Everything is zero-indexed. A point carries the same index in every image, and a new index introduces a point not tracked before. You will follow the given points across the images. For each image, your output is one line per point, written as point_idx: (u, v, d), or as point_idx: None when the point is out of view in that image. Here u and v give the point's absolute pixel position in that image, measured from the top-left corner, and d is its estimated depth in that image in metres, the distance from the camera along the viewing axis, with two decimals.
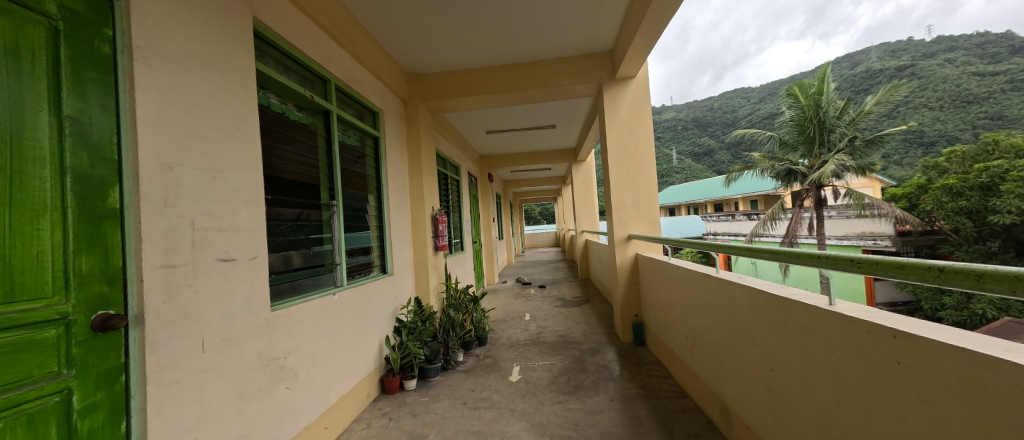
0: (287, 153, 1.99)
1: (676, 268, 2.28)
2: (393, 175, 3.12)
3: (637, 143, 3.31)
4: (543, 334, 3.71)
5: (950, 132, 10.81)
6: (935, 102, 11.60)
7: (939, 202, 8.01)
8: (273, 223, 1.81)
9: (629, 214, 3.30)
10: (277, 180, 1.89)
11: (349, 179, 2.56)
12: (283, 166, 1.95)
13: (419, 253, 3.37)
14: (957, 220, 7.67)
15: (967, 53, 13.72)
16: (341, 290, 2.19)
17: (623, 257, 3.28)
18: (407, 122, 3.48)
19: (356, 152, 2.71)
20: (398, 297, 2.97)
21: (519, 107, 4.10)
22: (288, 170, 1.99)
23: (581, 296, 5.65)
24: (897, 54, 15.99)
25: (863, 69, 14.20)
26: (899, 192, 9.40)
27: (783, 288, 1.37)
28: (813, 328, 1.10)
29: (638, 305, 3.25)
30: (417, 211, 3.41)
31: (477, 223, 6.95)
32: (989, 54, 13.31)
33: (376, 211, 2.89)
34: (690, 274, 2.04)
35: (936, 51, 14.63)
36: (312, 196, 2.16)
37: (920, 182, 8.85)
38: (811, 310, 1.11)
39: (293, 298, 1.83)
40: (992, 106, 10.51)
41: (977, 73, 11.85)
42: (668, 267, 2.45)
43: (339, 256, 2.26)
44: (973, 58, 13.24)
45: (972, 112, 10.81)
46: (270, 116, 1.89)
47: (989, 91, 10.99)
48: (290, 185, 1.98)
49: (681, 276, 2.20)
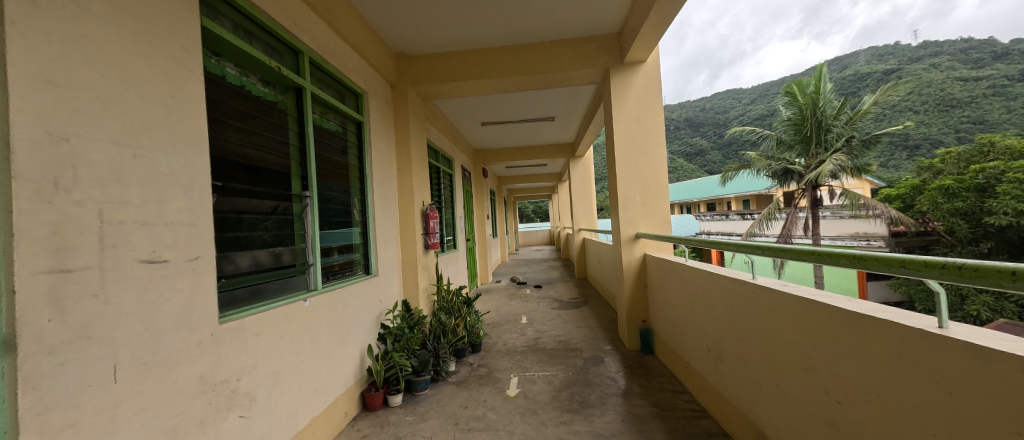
0: (250, 133, 1.67)
1: (697, 273, 2.03)
2: (379, 165, 2.80)
3: (647, 135, 3.05)
4: (541, 340, 3.45)
5: (933, 135, 10.98)
6: (919, 105, 11.62)
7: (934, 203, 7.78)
8: (230, 217, 1.49)
9: (636, 211, 3.05)
10: (237, 165, 1.57)
11: (327, 168, 2.25)
12: (245, 148, 1.63)
13: (407, 252, 3.08)
14: (952, 222, 7.47)
15: (952, 58, 13.76)
16: (315, 294, 1.90)
17: (630, 258, 3.04)
18: (395, 108, 3.16)
19: (336, 138, 2.40)
20: (383, 301, 2.68)
21: (517, 95, 3.81)
22: (252, 154, 1.67)
23: (579, 297, 5.41)
24: (885, 57, 16.07)
25: (852, 72, 14.21)
26: (893, 193, 9.37)
27: (851, 301, 1.15)
28: (922, 358, 0.85)
29: (645, 310, 3.01)
30: (406, 206, 3.10)
31: (471, 220, 6.65)
32: (973, 60, 13.37)
33: (360, 205, 2.58)
34: (717, 279, 1.80)
35: (923, 55, 14.72)
36: (281, 186, 1.84)
37: (915, 183, 8.82)
38: (922, 336, 0.85)
39: (254, 306, 1.53)
40: (974, 110, 10.47)
41: (960, 79, 11.84)
42: (685, 270, 2.21)
43: (313, 255, 1.96)
44: (959, 63, 13.30)
45: (955, 116, 10.75)
46: (228, 88, 1.57)
47: (973, 96, 10.93)
48: (254, 171, 1.67)
49: (703, 282, 1.96)
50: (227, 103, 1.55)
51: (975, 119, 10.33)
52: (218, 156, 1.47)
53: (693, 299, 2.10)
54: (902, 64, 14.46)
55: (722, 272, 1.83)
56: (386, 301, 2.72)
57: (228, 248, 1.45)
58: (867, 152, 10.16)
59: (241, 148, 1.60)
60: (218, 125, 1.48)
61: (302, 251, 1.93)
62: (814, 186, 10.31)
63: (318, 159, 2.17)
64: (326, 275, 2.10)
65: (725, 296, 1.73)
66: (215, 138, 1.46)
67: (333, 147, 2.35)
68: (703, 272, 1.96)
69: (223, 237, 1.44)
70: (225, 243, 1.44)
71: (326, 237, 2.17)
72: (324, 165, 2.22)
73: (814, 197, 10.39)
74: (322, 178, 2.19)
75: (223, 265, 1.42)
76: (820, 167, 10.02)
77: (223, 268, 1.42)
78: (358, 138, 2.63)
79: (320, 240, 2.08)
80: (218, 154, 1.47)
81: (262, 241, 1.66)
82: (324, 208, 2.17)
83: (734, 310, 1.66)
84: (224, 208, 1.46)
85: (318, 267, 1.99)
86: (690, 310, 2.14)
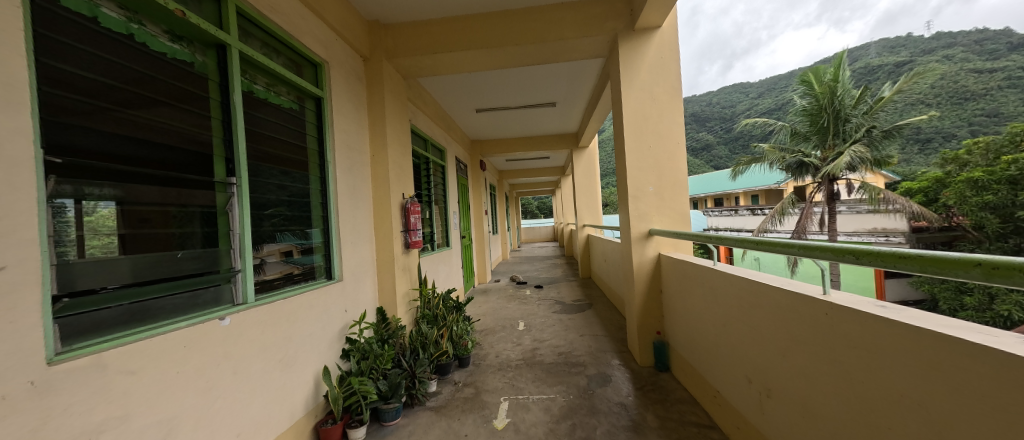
0: (149, 100, 1.29)
1: (732, 281, 1.58)
2: (345, 149, 2.35)
3: (662, 114, 2.58)
4: (539, 352, 3.02)
5: (948, 128, 10.38)
6: (933, 98, 10.89)
7: (962, 197, 7.11)
8: (148, 211, 1.29)
9: (649, 204, 2.59)
10: (120, 138, 1.20)
11: (267, 150, 1.81)
12: (141, 121, 1.26)
13: (383, 251, 2.66)
14: (981, 216, 6.66)
15: (967, 49, 12.49)
16: (243, 309, 1.48)
17: (642, 260, 2.59)
18: (368, 82, 2.67)
19: (285, 115, 1.97)
20: (350, 310, 2.27)
21: (511, 71, 3.34)
22: (153, 128, 1.30)
23: (583, 299, 4.97)
24: (896, 49, 15.11)
25: (862, 64, 13.45)
26: (915, 186, 8.76)
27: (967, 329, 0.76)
28: None
29: (660, 319, 2.57)
30: (381, 199, 2.66)
31: (466, 216, 6.23)
32: (988, 51, 11.97)
33: (321, 197, 2.16)
34: (768, 293, 1.34)
35: (936, 46, 13.76)
36: (193, 170, 1.43)
37: (939, 176, 8.14)
38: None
39: (134, 332, 1.13)
40: (989, 102, 9.53)
41: (973, 70, 10.73)
42: (715, 278, 1.75)
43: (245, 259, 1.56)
44: (975, 53, 12.12)
45: (969, 109, 9.86)
46: (111, 38, 1.18)
47: (987, 88, 9.98)
48: (152, 149, 1.30)
49: (741, 293, 1.51)
50: (109, 59, 1.17)
51: (990, 112, 9.38)
52: (78, 123, 1.07)
53: (726, 314, 1.65)
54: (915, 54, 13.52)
55: (772, 280, 1.38)
56: (354, 309, 2.31)
57: (137, 249, 1.24)
58: (888, 144, 9.54)
59: (129, 118, 1.23)
60: (90, 86, 1.11)
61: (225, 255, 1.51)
62: (831, 180, 9.69)
63: (254, 138, 1.72)
64: (263, 283, 1.68)
65: (775, 314, 1.29)
66: (94, 105, 1.12)
67: (279, 125, 1.92)
68: (739, 279, 1.52)
69: (132, 236, 1.23)
70: (135, 242, 1.24)
71: (285, 234, 1.88)
72: (258, 144, 1.75)
73: (831, 191, 9.80)
74: (259, 161, 1.74)
75: (86, 275, 1.07)
76: (838, 159, 9.40)
77: (76, 282, 1.04)
78: (319, 117, 2.20)
79: (256, 238, 1.66)
80: (99, 125, 1.13)
81: (196, 240, 1.43)
82: (266, 200, 1.75)
83: (790, 335, 1.22)
84: (136, 201, 1.25)
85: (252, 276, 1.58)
86: (721, 325, 1.71)
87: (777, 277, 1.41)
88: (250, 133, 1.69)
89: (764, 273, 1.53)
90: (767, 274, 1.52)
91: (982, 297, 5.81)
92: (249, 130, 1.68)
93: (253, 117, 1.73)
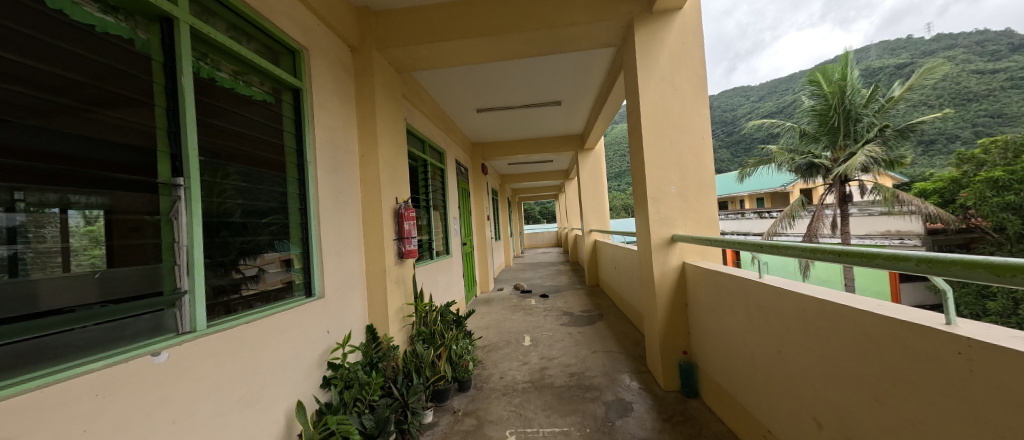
0: (80, 86, 1.05)
1: (799, 302, 1.28)
2: (329, 148, 2.07)
3: (685, 106, 2.31)
4: (548, 373, 2.71)
5: (950, 130, 10.12)
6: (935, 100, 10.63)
7: (982, 197, 6.70)
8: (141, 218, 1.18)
9: (671, 206, 2.31)
10: (52, 133, 0.99)
11: (229, 146, 1.53)
12: (75, 112, 1.04)
13: (373, 262, 2.38)
14: (1002, 217, 6.24)
15: (967, 50, 12.19)
16: (190, 340, 1.19)
17: (664, 270, 2.30)
18: (357, 75, 2.41)
19: (255, 107, 1.71)
20: (335, 331, 1.98)
21: (513, 63, 3.08)
22: (73, 116, 1.04)
23: (592, 309, 4.66)
24: (895, 50, 14.62)
25: (864, 67, 13.18)
26: (929, 187, 8.39)
27: None
28: None
29: (687, 337, 2.27)
30: (371, 203, 2.38)
31: (467, 221, 5.95)
32: (989, 52, 11.62)
33: (299, 202, 1.88)
34: (859, 321, 1.04)
35: (935, 48, 13.23)
36: (129, 170, 1.16)
37: (955, 176, 7.81)
38: None
39: (20, 381, 0.84)
40: (992, 103, 9.38)
41: (976, 71, 10.34)
42: (767, 296, 1.45)
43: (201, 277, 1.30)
44: (976, 54, 11.70)
45: (972, 110, 9.67)
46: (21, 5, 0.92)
47: (989, 89, 9.74)
48: (77, 145, 1.05)
49: (813, 317, 1.22)
50: (10, 27, 0.90)
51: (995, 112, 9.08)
52: None
53: (787, 342, 1.35)
54: (917, 53, 13.20)
55: (857, 303, 1.08)
56: (339, 329, 2.02)
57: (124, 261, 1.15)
58: (903, 143, 9.19)
59: (53, 106, 0.99)
60: None
61: (209, 272, 1.37)
62: (843, 180, 9.38)
63: (212, 131, 1.45)
64: (218, 305, 1.39)
65: (867, 347, 1.02)
66: (45, 100, 0.97)
67: (246, 118, 1.65)
68: (809, 298, 1.23)
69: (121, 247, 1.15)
70: (124, 253, 1.15)
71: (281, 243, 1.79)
72: (215, 139, 1.46)
73: (842, 192, 9.48)
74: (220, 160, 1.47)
75: (54, 294, 0.98)
76: (850, 159, 9.05)
77: (38, 300, 0.94)
78: (297, 112, 1.93)
79: (213, 252, 1.39)
80: (58, 125, 1.01)
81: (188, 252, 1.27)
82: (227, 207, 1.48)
83: (894, 373, 0.94)
84: (126, 210, 1.15)
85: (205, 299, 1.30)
86: (774, 351, 1.42)
87: (862, 298, 1.12)
88: (206, 125, 1.41)
89: (833, 292, 1.24)
90: (837, 292, 1.23)
91: (1007, 302, 5.25)
92: (204, 121, 1.40)
93: (212, 107, 1.46)
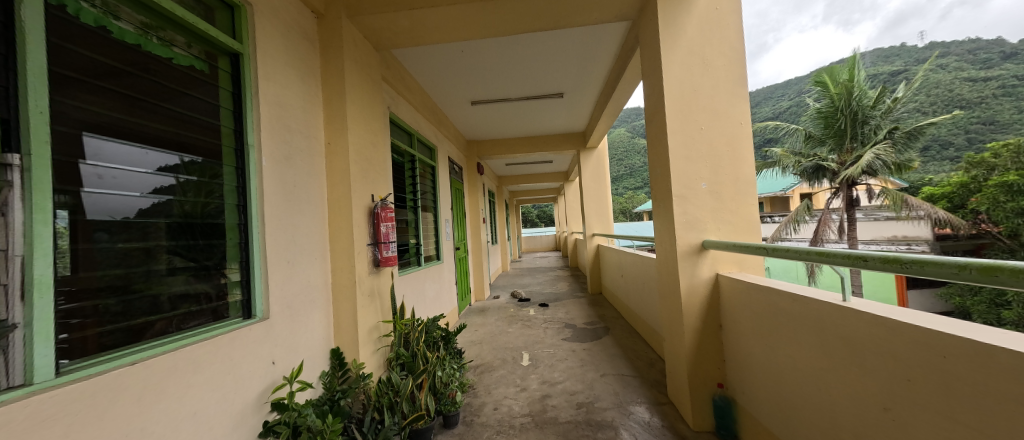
0: None
1: (942, 346, 0.86)
2: (279, 131, 1.65)
3: (718, 86, 1.92)
4: (550, 403, 2.30)
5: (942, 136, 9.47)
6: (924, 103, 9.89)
7: (996, 202, 6.10)
8: (108, 220, 1.04)
9: (701, 206, 1.92)
10: None
11: (150, 127, 1.19)
12: None
13: (341, 272, 1.96)
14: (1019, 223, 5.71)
15: (958, 55, 11.76)
16: (12, 402, 0.79)
17: (693, 283, 1.90)
18: (324, 46, 2.01)
19: (181, 76, 1.32)
20: (285, 361, 1.57)
21: (509, 39, 2.69)
22: None
23: (596, 321, 4.25)
24: (887, 56, 13.85)
25: None
26: (937, 192, 7.88)
27: None
28: None
29: (722, 365, 1.89)
30: (340, 202, 1.97)
31: (461, 224, 5.54)
32: (981, 60, 11.08)
33: (238, 197, 1.48)
34: None
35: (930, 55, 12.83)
36: None
37: (965, 180, 7.13)
38: None
39: None
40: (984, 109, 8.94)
41: (967, 79, 9.89)
42: (873, 330, 1.04)
43: (109, 291, 1.03)
44: (967, 62, 11.21)
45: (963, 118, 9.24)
46: None
47: (981, 97, 9.26)
48: None
49: (966, 370, 0.81)
50: None
51: (986, 119, 8.83)
52: None
53: (907, 399, 0.95)
54: (910, 61, 12.86)
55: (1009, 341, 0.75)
56: (289, 359, 1.60)
57: (97, 265, 1.01)
58: (910, 147, 8.78)
59: None
60: None
61: (191, 276, 1.29)
62: (851, 184, 8.98)
63: (124, 105, 1.12)
64: (119, 329, 1.05)
65: None
66: None
67: (192, 96, 1.35)
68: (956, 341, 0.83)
69: (87, 252, 0.99)
70: (96, 257, 1.01)
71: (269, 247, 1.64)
72: (97, 107, 1.03)
73: (849, 196, 9.04)
74: (193, 155, 1.34)
75: None
76: (857, 162, 8.68)
77: None
78: (235, 82, 1.51)
79: (125, 261, 1.08)
80: None
81: (163, 253, 1.20)
82: (155, 211, 1.18)
83: None
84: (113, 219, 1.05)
85: (69, 330, 0.93)
86: (879, 407, 1.03)
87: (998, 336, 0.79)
88: (114, 94, 1.09)
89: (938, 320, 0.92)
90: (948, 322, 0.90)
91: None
92: (145, 103, 1.18)
93: (151, 84, 1.21)
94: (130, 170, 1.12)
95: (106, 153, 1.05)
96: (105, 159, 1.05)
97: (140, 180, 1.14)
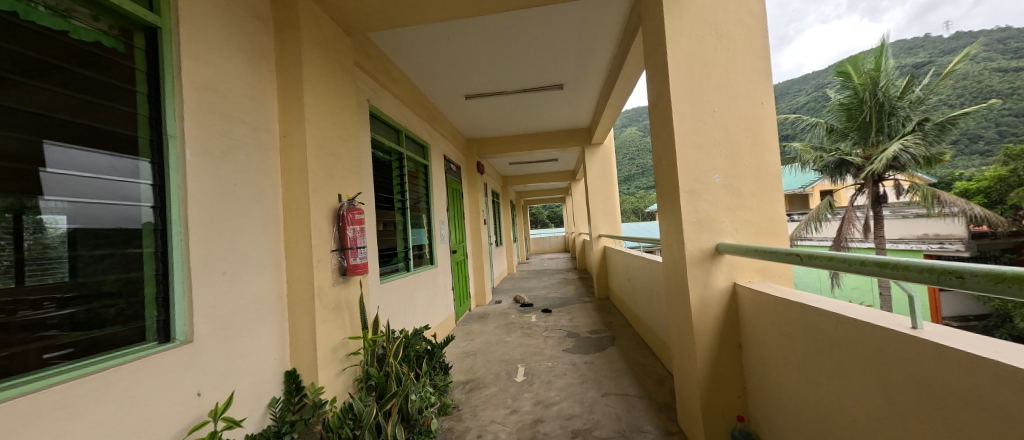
0: None
1: None
2: (212, 119, 1.41)
3: (733, 61, 1.62)
4: (540, 429, 2.01)
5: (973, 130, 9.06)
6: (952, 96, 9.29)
7: None
8: (114, 228, 1.14)
9: (714, 202, 1.61)
10: None
11: (48, 118, 1.01)
12: None
13: (298, 283, 1.72)
14: None
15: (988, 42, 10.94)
16: None
17: (707, 294, 1.59)
18: (280, 27, 1.78)
19: (88, 57, 1.12)
20: (218, 392, 1.34)
21: (494, 18, 2.43)
22: None
23: (601, 330, 3.93)
24: (911, 47, 12.97)
25: None
26: (972, 187, 7.12)
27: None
28: None
29: (742, 394, 1.57)
30: (297, 202, 1.74)
31: (459, 226, 5.28)
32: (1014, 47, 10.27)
33: (154, 198, 1.24)
34: None
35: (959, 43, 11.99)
36: None
37: (1001, 173, 6.53)
38: None
39: None
40: None
41: (997, 69, 9.18)
42: (958, 375, 0.73)
43: (111, 295, 1.12)
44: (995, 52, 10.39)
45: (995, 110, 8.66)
46: None
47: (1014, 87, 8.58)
48: None
49: None
50: None
51: None
52: None
53: None
54: (933, 52, 12.07)
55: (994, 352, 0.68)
56: (220, 389, 1.35)
57: (99, 271, 1.09)
58: (942, 140, 8.13)
59: None
60: None
61: None
62: (877, 179, 8.25)
63: (100, 115, 1.14)
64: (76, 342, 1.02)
65: None
66: None
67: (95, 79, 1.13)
68: None
69: (90, 257, 1.08)
70: (97, 264, 1.09)
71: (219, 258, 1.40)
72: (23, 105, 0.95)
73: (876, 193, 8.40)
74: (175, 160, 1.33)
75: None
76: (882, 154, 8.02)
77: None
78: (153, 62, 1.27)
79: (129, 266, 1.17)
80: None
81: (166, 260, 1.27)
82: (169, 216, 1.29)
83: None
84: (118, 228, 1.15)
85: (10, 344, 0.89)
86: None
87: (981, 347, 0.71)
88: (88, 105, 1.11)
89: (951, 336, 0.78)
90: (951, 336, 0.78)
91: None
92: (95, 105, 1.13)
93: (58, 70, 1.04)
94: (130, 181, 1.19)
95: (107, 167, 1.13)
96: (105, 172, 1.12)
97: (143, 191, 1.22)
